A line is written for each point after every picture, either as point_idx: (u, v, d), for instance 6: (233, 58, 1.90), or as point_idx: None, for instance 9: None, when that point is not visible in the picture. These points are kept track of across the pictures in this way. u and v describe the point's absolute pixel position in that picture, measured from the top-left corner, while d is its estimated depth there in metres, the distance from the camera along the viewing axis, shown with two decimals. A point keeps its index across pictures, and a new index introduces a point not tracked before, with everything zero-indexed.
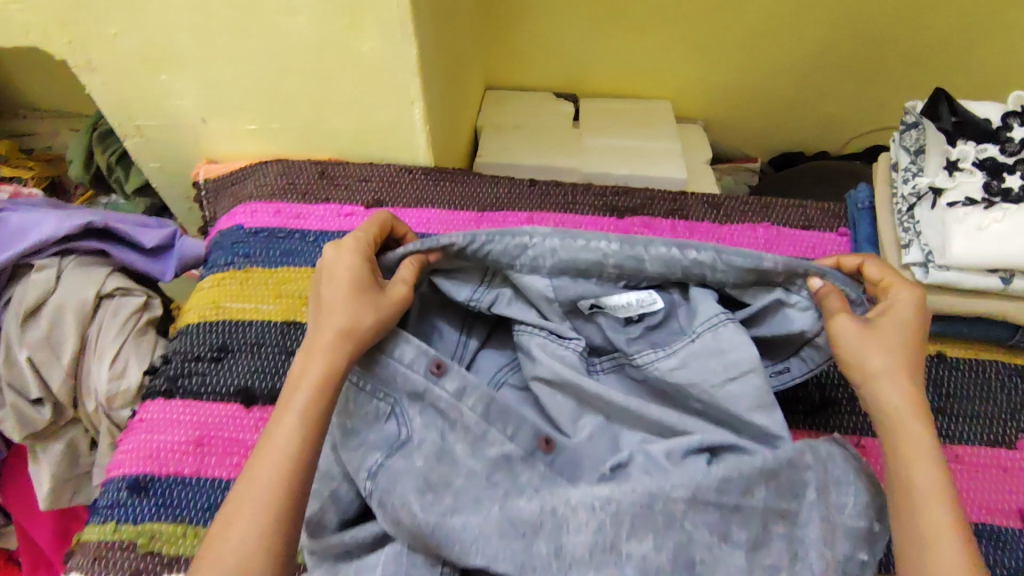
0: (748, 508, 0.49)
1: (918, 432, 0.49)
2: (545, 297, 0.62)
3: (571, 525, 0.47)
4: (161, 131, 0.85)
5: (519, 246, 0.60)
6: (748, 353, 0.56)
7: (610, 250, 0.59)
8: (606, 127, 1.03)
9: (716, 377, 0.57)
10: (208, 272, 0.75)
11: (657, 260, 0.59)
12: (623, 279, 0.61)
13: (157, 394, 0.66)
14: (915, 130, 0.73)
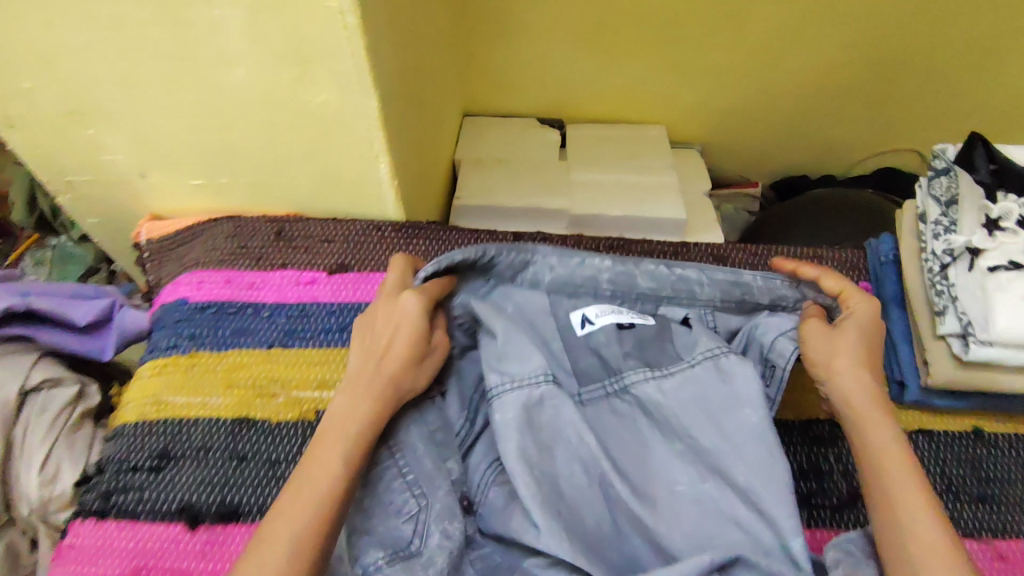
0: None
1: (886, 429, 0.48)
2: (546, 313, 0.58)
3: None
4: (95, 187, 0.76)
5: (522, 262, 0.59)
6: (749, 388, 0.50)
7: (604, 267, 0.59)
8: (596, 159, 0.94)
9: (714, 422, 0.50)
10: (149, 356, 0.66)
11: (651, 276, 0.60)
12: (616, 298, 0.60)
13: (88, 514, 0.57)
14: (946, 176, 0.64)
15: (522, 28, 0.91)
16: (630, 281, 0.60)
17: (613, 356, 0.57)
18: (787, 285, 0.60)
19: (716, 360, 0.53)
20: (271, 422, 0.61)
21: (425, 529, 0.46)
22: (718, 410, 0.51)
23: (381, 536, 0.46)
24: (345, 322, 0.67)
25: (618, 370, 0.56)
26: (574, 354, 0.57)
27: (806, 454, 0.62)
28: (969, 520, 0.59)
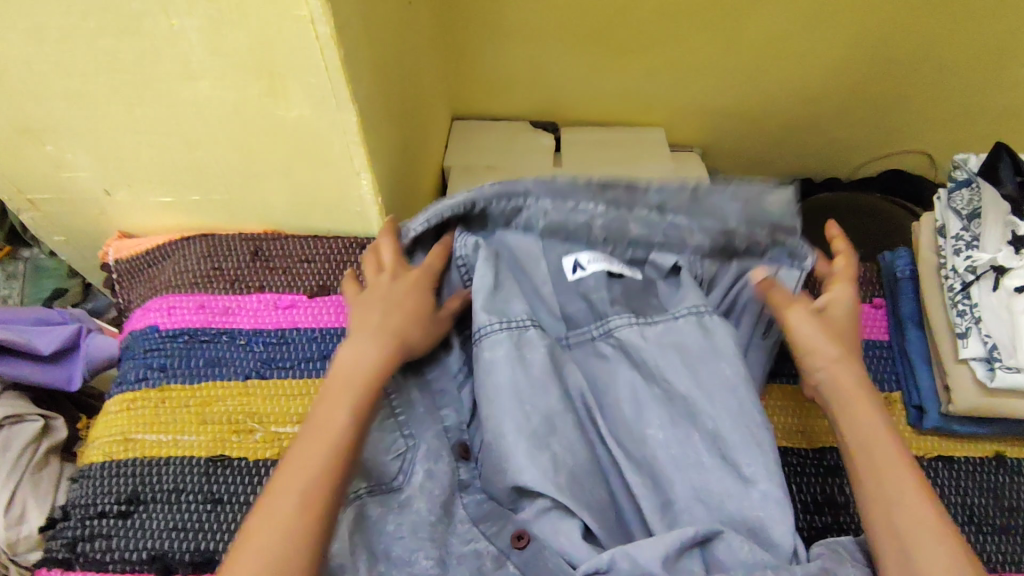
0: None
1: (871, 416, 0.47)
2: (536, 256, 0.58)
3: None
4: (59, 205, 0.71)
5: (514, 208, 0.58)
6: (726, 340, 0.52)
7: (597, 213, 0.57)
8: (591, 164, 0.90)
9: (692, 368, 0.52)
10: (117, 389, 0.62)
11: (642, 222, 0.58)
12: (610, 245, 0.59)
13: (52, 564, 0.53)
14: (969, 188, 0.61)
15: (511, 29, 0.87)
16: (622, 226, 0.58)
17: (601, 303, 0.57)
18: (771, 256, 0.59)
19: (699, 316, 0.54)
20: (248, 462, 0.57)
21: (410, 469, 0.48)
22: (696, 359, 0.52)
23: (369, 469, 0.48)
24: (327, 349, 0.63)
25: (602, 315, 0.57)
26: (564, 299, 0.58)
27: (820, 485, 0.58)
28: (992, 552, 0.56)
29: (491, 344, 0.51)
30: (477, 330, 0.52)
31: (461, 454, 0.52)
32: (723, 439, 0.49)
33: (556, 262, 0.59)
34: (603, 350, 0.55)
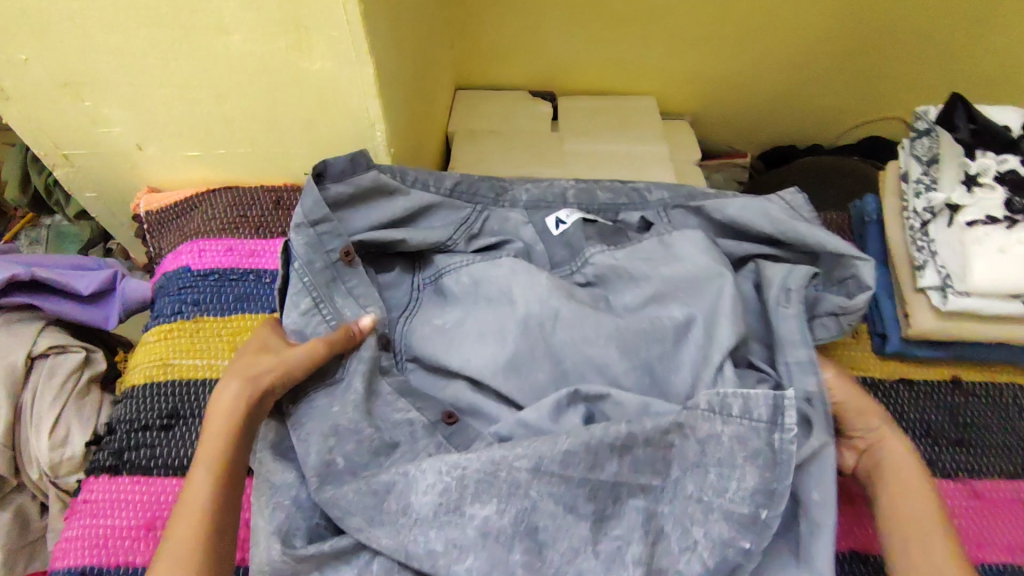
0: (642, 456, 0.50)
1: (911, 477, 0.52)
2: (522, 222, 0.73)
3: (420, 486, 0.49)
4: (92, 160, 0.76)
5: (501, 188, 0.74)
6: (699, 261, 0.63)
7: (569, 185, 0.76)
8: (587, 128, 0.96)
9: (638, 295, 0.64)
10: (154, 322, 0.68)
11: (610, 190, 0.76)
12: (580, 206, 0.75)
13: (100, 470, 0.59)
14: (928, 137, 0.66)
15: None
16: (591, 198, 0.75)
17: (578, 241, 0.70)
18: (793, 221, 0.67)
19: (661, 237, 0.68)
20: None
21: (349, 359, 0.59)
22: (659, 262, 0.65)
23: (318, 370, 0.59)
24: None
25: (579, 251, 0.69)
26: (550, 248, 0.71)
27: None
28: (947, 462, 0.62)
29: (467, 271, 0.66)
30: (443, 267, 0.68)
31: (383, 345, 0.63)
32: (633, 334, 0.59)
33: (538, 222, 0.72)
34: (582, 278, 0.68)
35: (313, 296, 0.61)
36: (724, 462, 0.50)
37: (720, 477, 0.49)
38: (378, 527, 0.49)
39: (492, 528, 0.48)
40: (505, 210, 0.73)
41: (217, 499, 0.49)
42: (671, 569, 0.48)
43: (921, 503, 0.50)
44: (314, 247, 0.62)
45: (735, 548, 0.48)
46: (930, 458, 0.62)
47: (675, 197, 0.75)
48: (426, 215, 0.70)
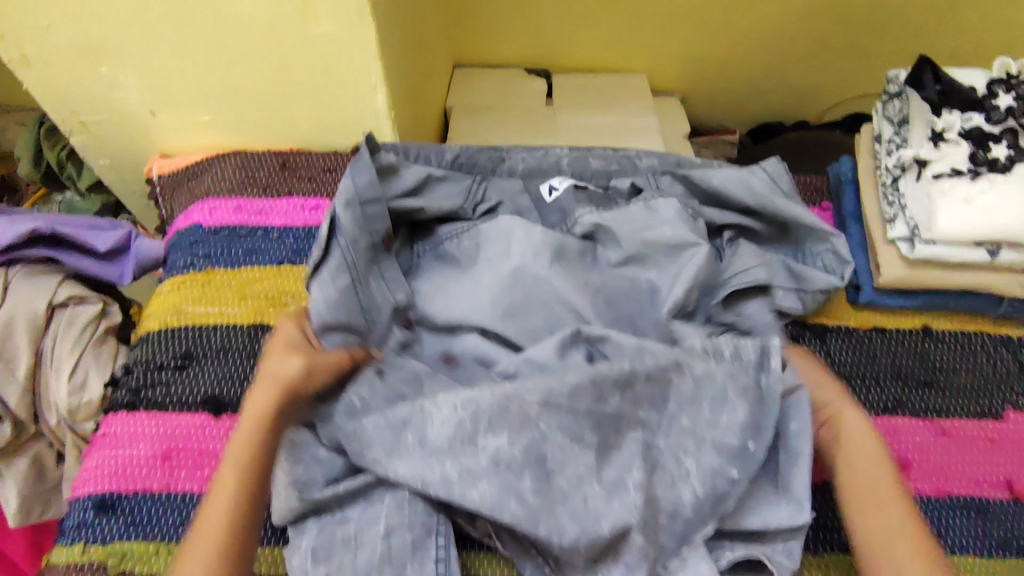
0: (641, 391, 0.52)
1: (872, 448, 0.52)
2: (518, 189, 0.75)
3: (435, 419, 0.50)
4: (108, 126, 0.80)
5: (498, 159, 0.78)
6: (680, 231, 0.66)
7: (563, 154, 0.79)
8: (580, 103, 1.00)
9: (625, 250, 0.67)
10: (167, 275, 0.71)
11: (602, 158, 0.80)
12: (574, 175, 0.78)
13: (119, 407, 0.63)
14: (899, 99, 0.70)
15: None
16: (583, 167, 0.79)
17: (569, 205, 0.74)
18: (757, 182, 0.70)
19: (647, 201, 0.70)
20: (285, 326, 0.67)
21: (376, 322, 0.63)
22: (642, 227, 0.67)
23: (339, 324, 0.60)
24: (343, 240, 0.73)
25: (571, 214, 0.73)
26: (544, 214, 0.74)
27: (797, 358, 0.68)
28: (917, 402, 0.66)
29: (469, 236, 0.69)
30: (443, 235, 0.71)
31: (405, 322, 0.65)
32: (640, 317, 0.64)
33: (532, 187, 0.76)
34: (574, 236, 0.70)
35: (350, 273, 0.62)
36: (711, 392, 0.52)
37: (714, 411, 0.52)
38: (397, 459, 0.50)
39: (503, 459, 0.49)
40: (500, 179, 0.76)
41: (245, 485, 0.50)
42: (666, 501, 0.49)
43: (882, 475, 0.51)
44: (360, 225, 0.63)
45: (725, 477, 0.50)
46: (900, 399, 0.66)
47: (663, 164, 0.78)
48: (428, 189, 0.72)
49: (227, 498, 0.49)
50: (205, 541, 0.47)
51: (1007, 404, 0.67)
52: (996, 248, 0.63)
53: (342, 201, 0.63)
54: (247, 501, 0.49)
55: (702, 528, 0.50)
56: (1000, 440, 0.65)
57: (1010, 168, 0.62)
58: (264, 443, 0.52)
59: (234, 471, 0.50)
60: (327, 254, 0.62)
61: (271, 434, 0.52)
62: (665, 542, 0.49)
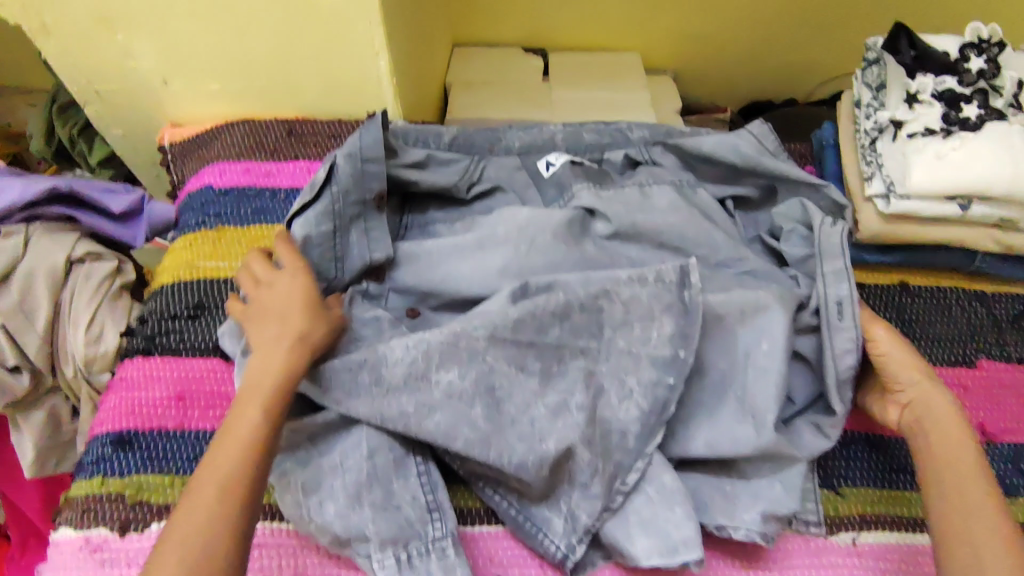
0: (574, 319, 0.58)
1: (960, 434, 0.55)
2: (515, 165, 0.76)
3: (389, 360, 0.56)
4: (121, 95, 0.83)
5: (494, 138, 0.78)
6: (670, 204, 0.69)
7: (556, 130, 0.78)
8: (575, 79, 1.03)
9: (621, 215, 0.68)
10: (180, 233, 0.75)
11: (595, 132, 0.78)
12: (568, 149, 0.77)
13: (135, 353, 0.66)
14: (877, 66, 0.74)
15: None
16: (578, 140, 0.78)
17: (568, 179, 0.73)
18: (743, 142, 0.73)
19: (642, 186, 0.72)
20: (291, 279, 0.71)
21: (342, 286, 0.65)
22: (636, 209, 0.69)
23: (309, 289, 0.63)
24: None
25: (568, 188, 0.72)
26: (542, 190, 0.74)
27: None
28: None
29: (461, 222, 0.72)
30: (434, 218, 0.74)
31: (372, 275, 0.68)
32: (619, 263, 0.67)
33: (529, 165, 0.76)
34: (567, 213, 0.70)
35: (334, 221, 0.65)
36: (639, 315, 0.59)
37: (647, 336, 0.58)
38: (354, 398, 0.56)
39: (456, 391, 0.56)
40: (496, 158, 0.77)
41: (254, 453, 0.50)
42: (615, 421, 0.57)
43: (963, 452, 0.54)
44: (358, 179, 0.66)
45: (663, 385, 0.57)
46: None
47: (654, 135, 0.78)
48: (429, 164, 0.74)
49: (236, 447, 0.50)
50: (208, 483, 0.48)
51: (980, 353, 0.70)
52: (967, 203, 0.67)
53: (344, 153, 0.67)
54: (256, 451, 0.50)
55: (651, 439, 0.57)
56: (974, 385, 0.68)
57: (979, 127, 0.66)
58: (276, 398, 0.52)
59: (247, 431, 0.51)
60: (318, 198, 0.65)
61: (284, 390, 0.53)
62: (621, 459, 0.56)
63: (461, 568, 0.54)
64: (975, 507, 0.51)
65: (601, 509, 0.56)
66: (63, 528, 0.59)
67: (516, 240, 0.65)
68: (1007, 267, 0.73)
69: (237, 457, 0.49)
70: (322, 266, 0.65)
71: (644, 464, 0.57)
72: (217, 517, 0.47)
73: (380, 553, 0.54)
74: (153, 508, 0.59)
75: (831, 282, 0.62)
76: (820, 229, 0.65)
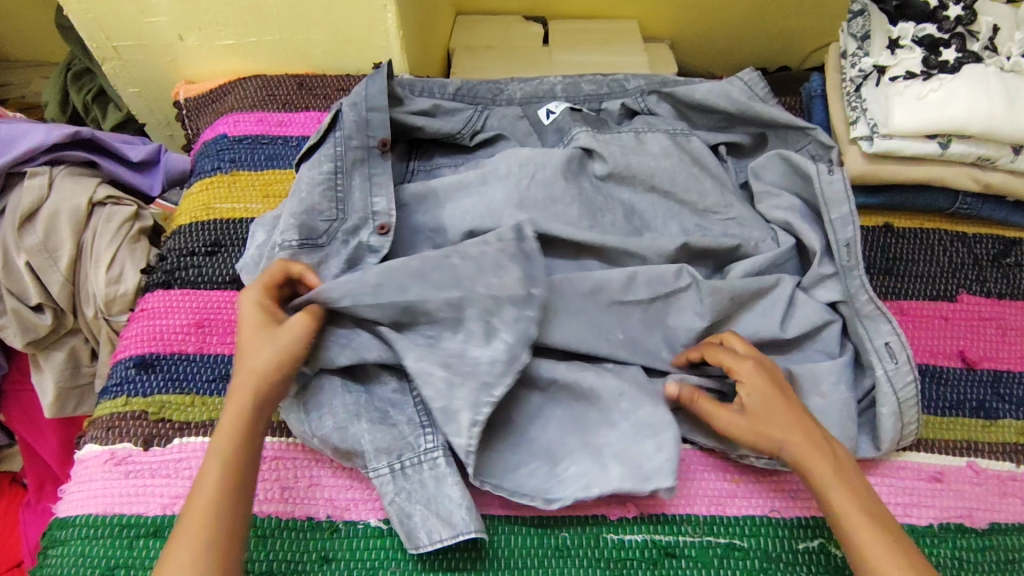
0: (446, 276, 0.60)
1: (825, 465, 0.52)
2: (517, 114, 0.79)
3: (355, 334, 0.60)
4: (138, 50, 0.86)
5: (496, 90, 0.81)
6: (665, 147, 0.72)
7: (556, 81, 0.81)
8: (575, 45, 1.06)
9: (618, 155, 0.71)
10: (196, 178, 0.78)
11: (593, 82, 0.81)
12: (567, 98, 0.80)
13: (156, 286, 0.70)
14: (861, 17, 0.77)
15: None
16: (577, 91, 0.80)
17: (567, 124, 0.76)
18: (737, 89, 0.76)
19: (639, 132, 0.74)
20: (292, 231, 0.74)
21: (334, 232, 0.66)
22: (630, 150, 0.72)
23: (304, 229, 0.65)
24: None
25: (568, 132, 0.75)
26: (542, 136, 0.77)
27: None
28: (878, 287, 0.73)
29: (464, 166, 0.76)
30: (439, 163, 0.78)
31: (382, 230, 0.67)
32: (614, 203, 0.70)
33: (531, 115, 0.79)
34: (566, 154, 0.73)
35: (335, 162, 0.69)
36: (490, 265, 0.60)
37: (498, 279, 0.59)
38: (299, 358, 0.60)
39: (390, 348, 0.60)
40: (499, 107, 0.80)
41: (221, 490, 0.49)
42: (481, 356, 0.57)
43: (785, 430, 0.54)
44: (360, 124, 0.70)
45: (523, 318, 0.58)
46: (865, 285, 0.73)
47: (649, 84, 0.80)
48: (435, 113, 0.77)
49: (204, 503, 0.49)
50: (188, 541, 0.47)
51: (961, 289, 0.73)
52: (947, 141, 0.71)
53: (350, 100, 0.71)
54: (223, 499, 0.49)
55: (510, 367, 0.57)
56: (954, 318, 0.72)
57: (957, 70, 0.70)
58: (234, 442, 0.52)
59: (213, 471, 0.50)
60: (324, 142, 0.70)
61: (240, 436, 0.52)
62: (487, 380, 0.56)
63: (452, 477, 0.57)
64: (830, 490, 0.51)
65: (469, 424, 0.55)
66: (90, 445, 0.62)
67: (518, 177, 0.69)
68: (987, 207, 0.76)
69: (206, 511, 0.48)
70: (321, 207, 0.67)
71: (510, 380, 0.56)
72: (197, 572, 0.46)
73: (375, 462, 0.57)
74: (176, 424, 0.62)
75: (838, 228, 0.68)
76: (820, 181, 0.69)
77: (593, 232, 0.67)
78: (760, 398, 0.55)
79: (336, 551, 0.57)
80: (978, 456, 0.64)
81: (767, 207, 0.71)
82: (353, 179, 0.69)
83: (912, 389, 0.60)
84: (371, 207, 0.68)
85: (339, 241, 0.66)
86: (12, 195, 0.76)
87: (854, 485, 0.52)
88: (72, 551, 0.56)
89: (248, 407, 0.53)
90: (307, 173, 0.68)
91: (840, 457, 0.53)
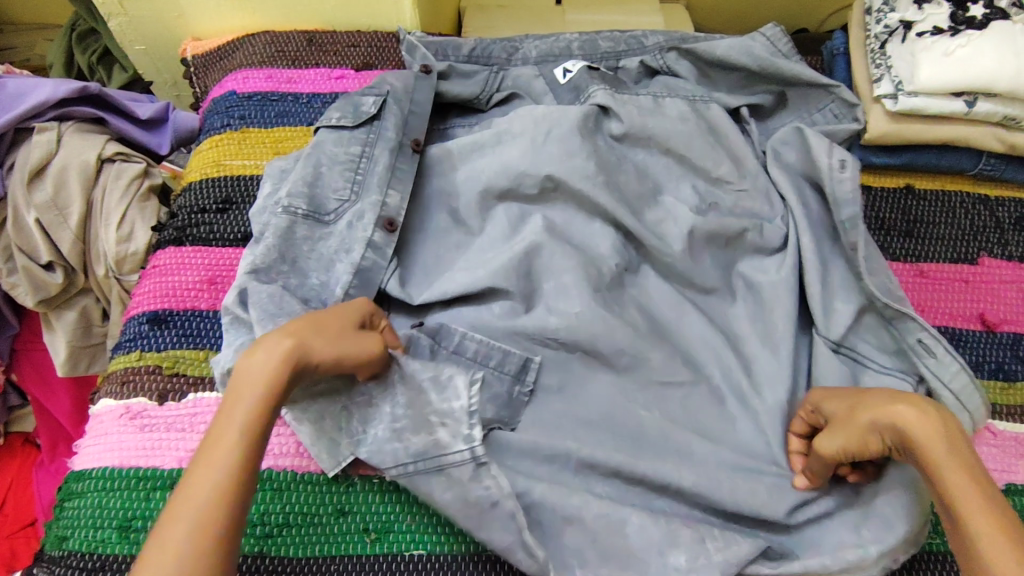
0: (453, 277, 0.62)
1: (944, 447, 0.46)
2: (532, 74, 0.77)
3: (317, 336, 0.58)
4: (145, 6, 0.84)
5: (511, 48, 0.79)
6: (682, 108, 0.71)
7: (572, 38, 0.79)
8: (588, 4, 1.04)
9: (636, 113, 0.70)
10: (205, 135, 0.78)
11: (610, 39, 0.79)
12: (583, 56, 0.78)
13: (167, 243, 0.69)
14: None
15: None
16: (594, 48, 0.78)
17: (584, 81, 0.74)
18: (760, 47, 0.74)
19: (656, 94, 0.72)
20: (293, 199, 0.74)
21: (340, 207, 0.65)
22: (648, 110, 0.70)
23: (311, 197, 0.64)
24: None
25: (585, 90, 0.73)
26: (558, 95, 0.75)
27: (881, 209, 0.74)
28: (897, 247, 0.72)
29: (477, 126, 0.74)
30: (455, 122, 0.76)
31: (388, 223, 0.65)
32: (630, 165, 0.69)
33: (547, 73, 0.77)
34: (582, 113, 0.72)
35: (359, 138, 0.68)
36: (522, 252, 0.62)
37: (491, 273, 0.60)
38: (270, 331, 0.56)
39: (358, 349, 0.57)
40: (515, 66, 0.78)
41: (231, 485, 0.43)
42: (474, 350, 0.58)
43: (895, 411, 0.48)
44: (395, 113, 0.70)
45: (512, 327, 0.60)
46: (911, 252, 0.72)
47: (668, 41, 0.79)
48: (450, 74, 0.76)
49: (197, 514, 0.42)
50: (162, 552, 0.40)
51: (983, 252, 0.72)
52: (973, 100, 0.69)
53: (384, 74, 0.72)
54: (211, 528, 0.41)
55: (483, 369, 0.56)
56: (974, 281, 0.70)
57: (986, 25, 0.68)
58: (245, 453, 0.45)
59: (226, 457, 0.44)
60: (357, 127, 0.69)
61: (254, 447, 0.45)
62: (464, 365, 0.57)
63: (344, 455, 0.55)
64: (945, 471, 0.46)
65: (467, 385, 0.55)
66: (105, 399, 0.62)
67: (530, 134, 0.68)
68: (1010, 169, 0.75)
69: (205, 518, 0.42)
70: (332, 177, 0.66)
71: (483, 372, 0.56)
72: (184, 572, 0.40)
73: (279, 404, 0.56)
74: (191, 380, 0.62)
75: (849, 228, 0.63)
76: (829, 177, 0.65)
77: (610, 191, 0.66)
78: (844, 402, 0.52)
79: (351, 504, 0.57)
80: (994, 419, 0.63)
81: (786, 180, 0.67)
82: (371, 158, 0.67)
83: (963, 378, 0.57)
84: (384, 191, 0.66)
85: (345, 218, 0.65)
86: (20, 151, 0.75)
87: (971, 464, 0.46)
88: (89, 503, 0.57)
89: (273, 388, 0.47)
90: (331, 148, 0.67)
91: (956, 434, 0.47)
